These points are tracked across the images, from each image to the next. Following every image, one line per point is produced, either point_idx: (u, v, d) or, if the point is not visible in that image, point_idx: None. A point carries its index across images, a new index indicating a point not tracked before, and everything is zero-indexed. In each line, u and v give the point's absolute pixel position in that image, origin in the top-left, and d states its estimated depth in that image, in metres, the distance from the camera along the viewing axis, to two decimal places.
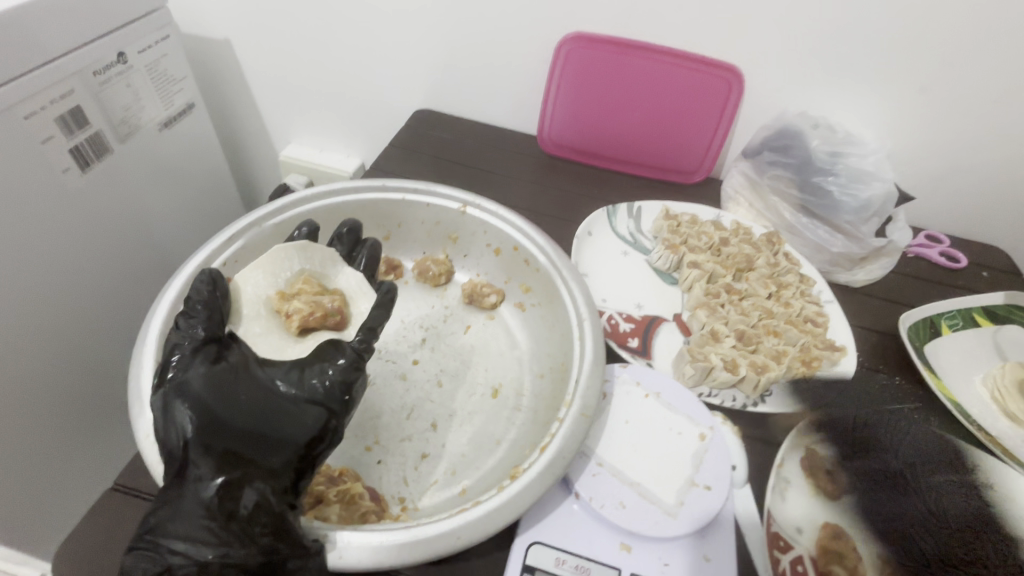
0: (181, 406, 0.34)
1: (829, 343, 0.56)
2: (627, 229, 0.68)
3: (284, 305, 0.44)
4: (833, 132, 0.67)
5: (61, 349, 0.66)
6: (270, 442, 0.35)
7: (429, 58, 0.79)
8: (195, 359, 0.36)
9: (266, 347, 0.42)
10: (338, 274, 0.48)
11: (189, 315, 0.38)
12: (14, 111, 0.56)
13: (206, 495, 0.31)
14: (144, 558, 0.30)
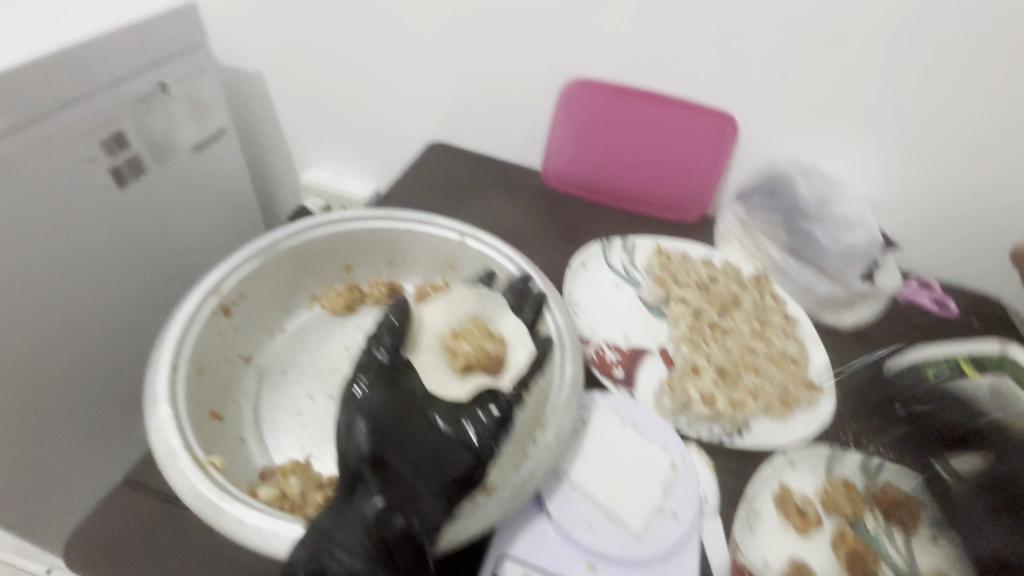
0: (362, 423, 0.42)
1: (808, 383, 0.58)
2: (620, 263, 0.71)
3: (454, 343, 0.51)
4: (822, 178, 0.69)
5: (81, 351, 0.71)
6: (432, 470, 0.41)
7: (445, 97, 0.85)
8: (375, 383, 0.46)
9: (434, 381, 0.49)
10: (504, 320, 0.53)
11: (376, 341, 0.49)
12: (64, 134, 0.63)
13: (369, 510, 0.38)
14: (308, 555, 0.36)
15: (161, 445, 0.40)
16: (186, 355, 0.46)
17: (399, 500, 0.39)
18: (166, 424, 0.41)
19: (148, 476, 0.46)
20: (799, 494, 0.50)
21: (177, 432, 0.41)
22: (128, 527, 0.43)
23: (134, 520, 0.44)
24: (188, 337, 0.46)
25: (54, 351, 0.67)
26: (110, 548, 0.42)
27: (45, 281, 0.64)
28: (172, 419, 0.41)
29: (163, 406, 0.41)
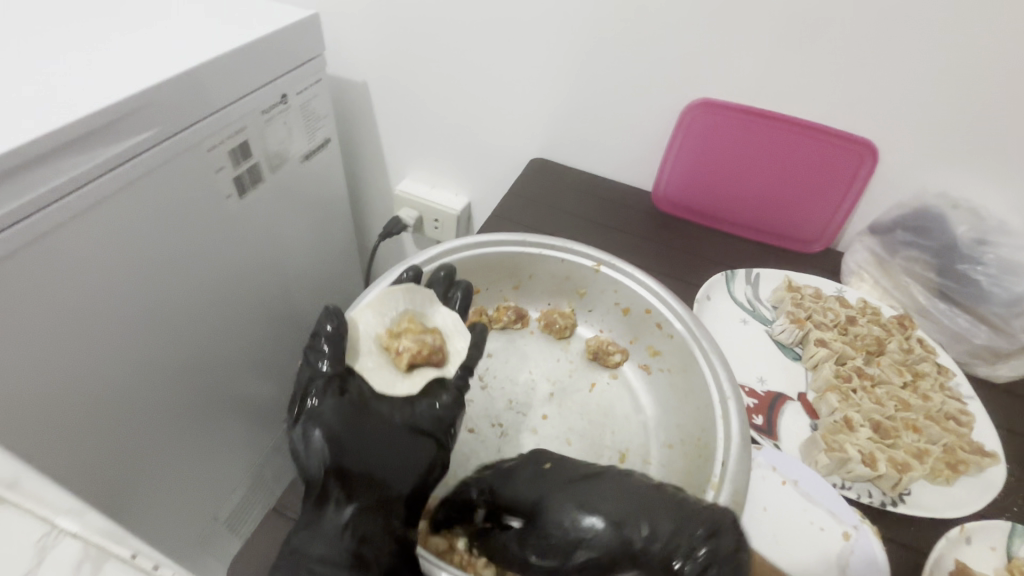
0: (319, 431, 0.40)
1: (978, 446, 0.52)
2: (746, 296, 0.67)
3: (393, 343, 0.49)
4: (981, 218, 0.64)
5: (197, 354, 0.72)
6: (387, 474, 0.41)
7: (554, 113, 0.82)
8: (327, 391, 0.43)
9: (378, 380, 0.46)
10: (435, 313, 0.52)
11: (316, 351, 0.45)
12: (201, 145, 0.64)
13: (342, 520, 0.38)
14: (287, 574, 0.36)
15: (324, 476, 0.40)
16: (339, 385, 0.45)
17: (372, 504, 0.39)
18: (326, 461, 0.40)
19: None
20: None
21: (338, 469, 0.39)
22: None
23: None
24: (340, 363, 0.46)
25: (176, 354, 0.69)
26: None
27: (176, 286, 0.66)
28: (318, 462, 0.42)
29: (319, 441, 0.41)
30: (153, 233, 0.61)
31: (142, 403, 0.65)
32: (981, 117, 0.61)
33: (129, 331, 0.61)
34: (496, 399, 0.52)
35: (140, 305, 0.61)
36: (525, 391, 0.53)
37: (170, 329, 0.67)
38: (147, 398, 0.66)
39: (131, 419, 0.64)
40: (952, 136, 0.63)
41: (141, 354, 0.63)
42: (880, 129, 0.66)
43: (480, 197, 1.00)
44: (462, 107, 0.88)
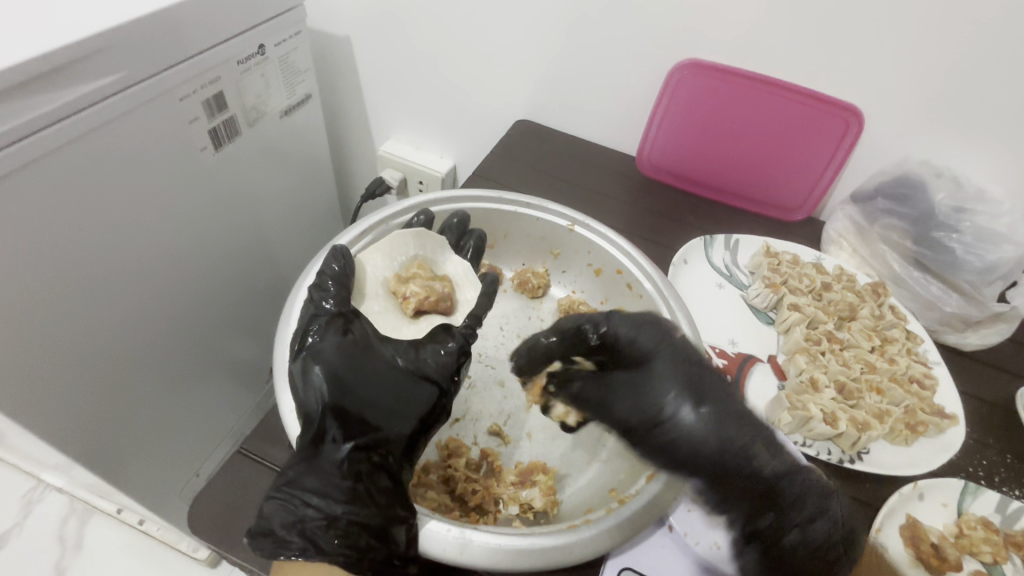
0: (316, 368, 0.37)
1: (937, 408, 0.53)
2: (723, 260, 0.67)
3: (401, 287, 0.47)
4: (960, 185, 0.63)
5: (175, 309, 0.72)
6: (390, 414, 0.38)
7: (539, 72, 0.80)
8: (329, 329, 0.40)
9: (384, 324, 0.46)
10: (446, 261, 0.51)
11: (322, 289, 0.42)
12: (172, 92, 0.62)
13: (338, 456, 0.36)
14: (280, 506, 0.34)
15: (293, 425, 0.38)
16: None
17: (371, 444, 0.37)
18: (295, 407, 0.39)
19: (261, 448, 0.43)
20: (935, 532, 0.45)
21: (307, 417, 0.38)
22: (236, 497, 0.41)
23: (241, 492, 0.41)
24: None
25: (152, 308, 0.68)
26: (218, 522, 0.39)
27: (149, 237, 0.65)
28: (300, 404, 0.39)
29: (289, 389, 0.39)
30: (122, 182, 0.59)
31: (120, 357, 0.65)
32: (970, 82, 0.60)
33: (102, 282, 0.60)
34: None
35: (112, 255, 0.60)
36: (495, 345, 0.54)
37: (146, 282, 0.66)
38: (124, 352, 0.65)
39: (110, 372, 0.64)
40: (940, 102, 0.62)
41: (115, 305, 0.62)
42: (868, 94, 0.64)
43: (464, 160, 0.99)
44: (447, 65, 0.86)
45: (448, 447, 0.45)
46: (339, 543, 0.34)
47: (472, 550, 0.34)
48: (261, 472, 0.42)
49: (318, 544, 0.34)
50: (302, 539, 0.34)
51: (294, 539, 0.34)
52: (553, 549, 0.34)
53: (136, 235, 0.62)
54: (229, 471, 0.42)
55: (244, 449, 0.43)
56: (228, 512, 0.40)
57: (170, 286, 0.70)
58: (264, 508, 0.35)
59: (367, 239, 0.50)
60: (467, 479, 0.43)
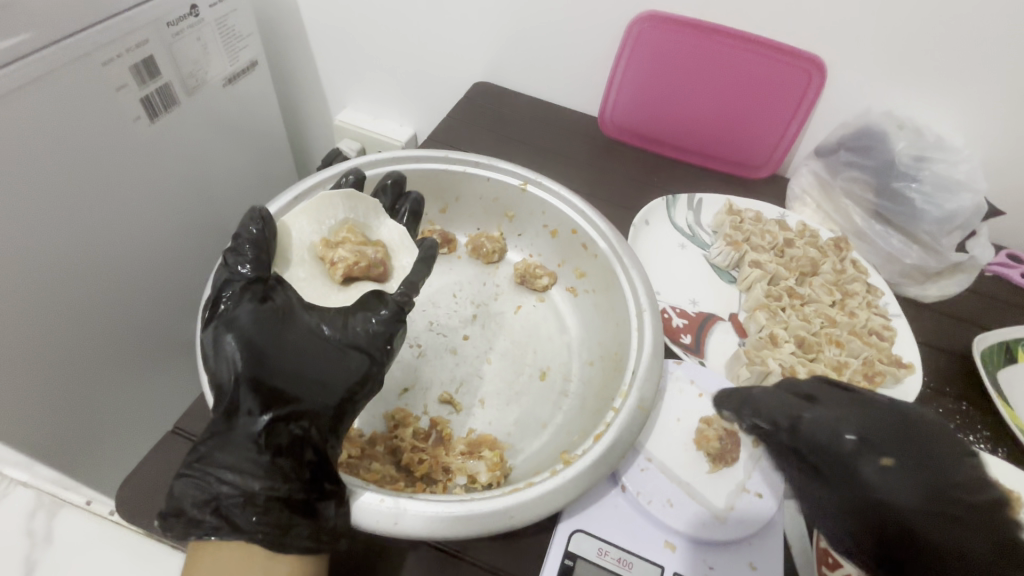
0: (230, 339, 0.36)
1: (895, 358, 0.53)
2: (685, 221, 0.65)
3: (329, 253, 0.45)
4: (921, 135, 0.62)
5: (131, 297, 0.67)
6: (313, 382, 0.36)
7: (496, 30, 0.76)
8: (244, 297, 0.38)
9: (311, 292, 0.44)
10: (381, 226, 0.49)
11: (237, 253, 0.40)
12: (92, 57, 0.56)
13: (255, 430, 0.34)
14: (193, 484, 0.32)
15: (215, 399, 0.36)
16: None
17: (291, 415, 0.35)
18: None
19: (198, 426, 0.41)
20: None
21: None
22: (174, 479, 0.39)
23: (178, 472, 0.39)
24: None
25: (105, 297, 0.63)
26: (156, 505, 0.38)
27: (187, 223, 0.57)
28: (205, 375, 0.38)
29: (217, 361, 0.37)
30: (50, 160, 0.53)
31: (72, 351, 0.60)
32: (934, 29, 0.58)
33: (42, 271, 0.54)
34: (416, 321, 0.51)
35: (49, 242, 0.55)
36: (447, 312, 0.52)
37: (96, 269, 0.61)
38: (77, 345, 0.60)
39: (63, 368, 0.59)
40: (901, 50, 0.60)
41: (67, 296, 0.57)
42: (829, 44, 0.62)
43: (424, 128, 0.95)
44: (399, 26, 0.81)
45: (393, 418, 0.44)
46: (257, 520, 0.31)
47: (409, 520, 0.33)
48: None
49: (233, 522, 0.31)
50: (216, 517, 0.32)
51: (206, 517, 0.32)
52: (491, 516, 0.33)
53: (78, 218, 0.57)
54: (162, 451, 0.40)
55: (179, 428, 0.41)
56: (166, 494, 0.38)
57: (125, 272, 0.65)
58: (176, 486, 0.33)
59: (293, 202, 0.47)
60: (414, 450, 0.42)
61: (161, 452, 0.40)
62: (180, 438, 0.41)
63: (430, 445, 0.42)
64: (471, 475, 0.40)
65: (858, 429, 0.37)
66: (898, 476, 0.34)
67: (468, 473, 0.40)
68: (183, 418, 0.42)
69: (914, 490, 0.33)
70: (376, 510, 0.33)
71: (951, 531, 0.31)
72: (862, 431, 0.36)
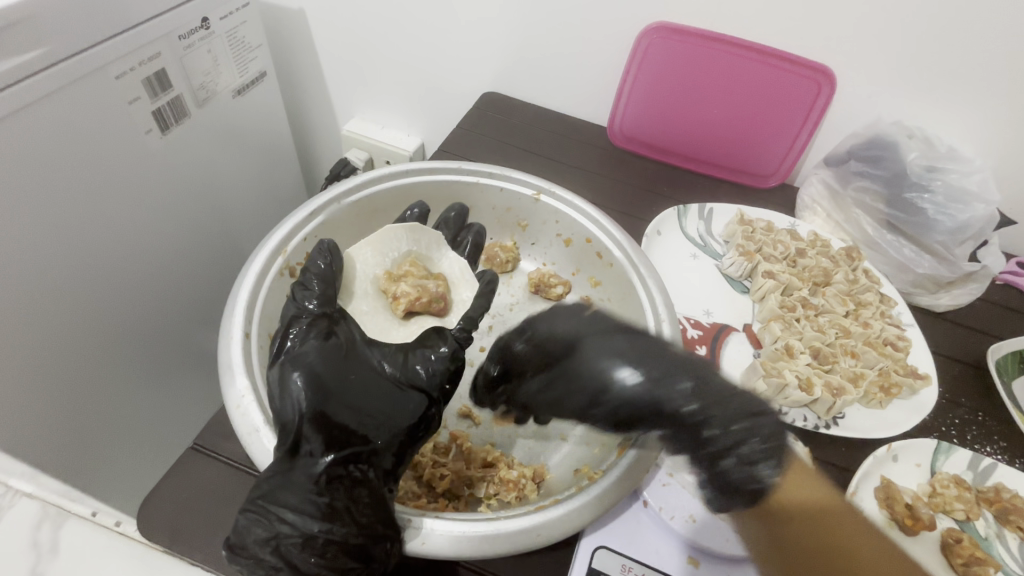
0: (296, 376, 0.32)
1: (910, 369, 0.53)
2: (697, 230, 0.66)
3: (392, 286, 0.46)
4: (932, 144, 0.62)
5: (142, 310, 0.67)
6: (376, 421, 0.33)
7: (505, 40, 0.76)
8: (310, 332, 0.35)
9: (373, 325, 0.44)
10: (442, 259, 0.49)
11: (304, 288, 0.38)
12: (105, 70, 0.56)
13: (316, 471, 0.30)
14: (254, 521, 0.29)
15: (241, 421, 0.34)
16: (256, 323, 0.40)
17: (354, 456, 0.31)
18: (245, 399, 0.35)
19: (216, 443, 0.41)
20: (907, 493, 0.45)
21: (258, 409, 0.35)
22: (194, 494, 0.39)
23: (199, 487, 0.39)
24: (258, 299, 0.41)
25: (116, 309, 0.63)
26: (176, 520, 0.37)
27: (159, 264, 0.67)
28: (252, 393, 0.35)
29: (240, 378, 0.36)
30: (63, 175, 0.53)
31: (83, 365, 0.60)
32: (945, 40, 0.58)
33: (55, 286, 0.54)
34: None
35: (61, 257, 0.54)
36: None
37: (108, 282, 0.60)
38: (87, 359, 0.60)
39: (73, 381, 0.59)
40: (913, 58, 0.61)
41: (75, 308, 0.57)
42: (840, 55, 0.63)
43: (432, 137, 0.96)
44: (408, 37, 0.81)
45: None
46: (316, 563, 0.29)
47: (435, 538, 0.33)
48: (219, 464, 0.40)
49: (292, 563, 0.29)
50: (275, 557, 0.28)
51: (266, 557, 0.29)
52: (518, 535, 0.33)
53: (90, 232, 0.57)
54: (183, 468, 0.40)
55: (199, 444, 0.41)
56: (187, 509, 0.38)
57: (138, 286, 0.65)
58: (237, 523, 0.29)
59: (351, 227, 0.51)
60: (435, 464, 0.42)
61: (182, 468, 0.40)
62: (199, 454, 0.41)
63: (451, 459, 0.42)
64: (496, 490, 0.40)
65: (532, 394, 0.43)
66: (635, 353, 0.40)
67: (493, 487, 0.40)
68: (202, 434, 0.42)
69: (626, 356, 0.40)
70: (403, 527, 0.33)
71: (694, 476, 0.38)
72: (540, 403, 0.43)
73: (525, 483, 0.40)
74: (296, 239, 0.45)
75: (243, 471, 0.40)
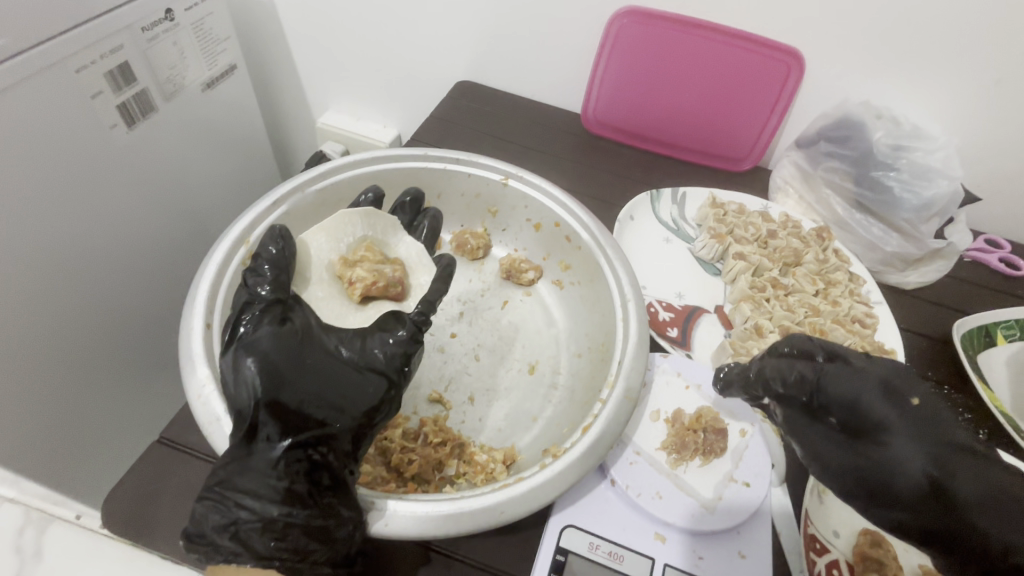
0: (250, 363, 0.32)
1: (878, 345, 0.53)
2: (670, 215, 0.66)
3: (348, 271, 0.45)
4: (898, 123, 0.62)
5: (112, 309, 0.66)
6: (334, 405, 0.33)
7: (476, 28, 0.76)
8: (264, 318, 0.35)
9: (329, 311, 0.43)
10: (399, 244, 0.49)
11: (256, 275, 0.37)
12: (65, 64, 0.55)
13: (274, 455, 0.30)
14: (211, 509, 0.29)
15: (202, 411, 0.34)
16: (218, 313, 0.40)
17: (312, 440, 0.32)
18: (205, 389, 0.35)
19: (184, 435, 0.41)
20: None
21: (219, 398, 0.35)
22: (160, 488, 0.38)
23: (165, 481, 0.39)
24: (220, 290, 0.41)
25: (85, 308, 0.62)
26: (141, 514, 0.37)
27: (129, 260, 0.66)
28: (212, 383, 0.35)
29: (200, 368, 0.36)
30: (23, 173, 0.52)
31: (55, 366, 0.59)
32: (910, 19, 0.59)
33: (22, 287, 0.54)
34: None
35: (24, 256, 0.53)
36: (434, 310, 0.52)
37: (78, 281, 0.60)
38: (59, 360, 0.59)
39: (42, 382, 0.58)
40: (878, 39, 0.61)
41: (41, 308, 0.56)
42: (808, 36, 0.63)
43: (408, 128, 0.95)
44: (378, 26, 0.80)
45: None
46: (276, 547, 0.29)
47: (398, 519, 0.33)
48: (186, 458, 0.40)
49: (252, 548, 0.29)
50: (234, 543, 0.29)
51: (225, 543, 0.29)
52: (481, 512, 0.34)
53: (53, 230, 0.56)
54: (150, 462, 0.40)
55: (166, 438, 0.41)
56: (152, 502, 0.38)
57: (109, 285, 0.64)
58: (194, 511, 0.29)
59: (312, 214, 0.50)
60: (404, 450, 0.42)
61: (148, 462, 0.40)
62: (166, 448, 0.41)
63: (419, 445, 0.42)
64: (464, 470, 0.41)
65: (861, 389, 0.33)
66: (917, 429, 0.31)
67: (461, 466, 0.41)
68: (170, 428, 0.42)
69: (931, 448, 0.31)
70: (366, 510, 0.33)
71: (978, 487, 0.30)
72: (867, 395, 0.32)
73: (493, 466, 0.41)
74: (258, 228, 0.45)
75: (210, 464, 0.40)
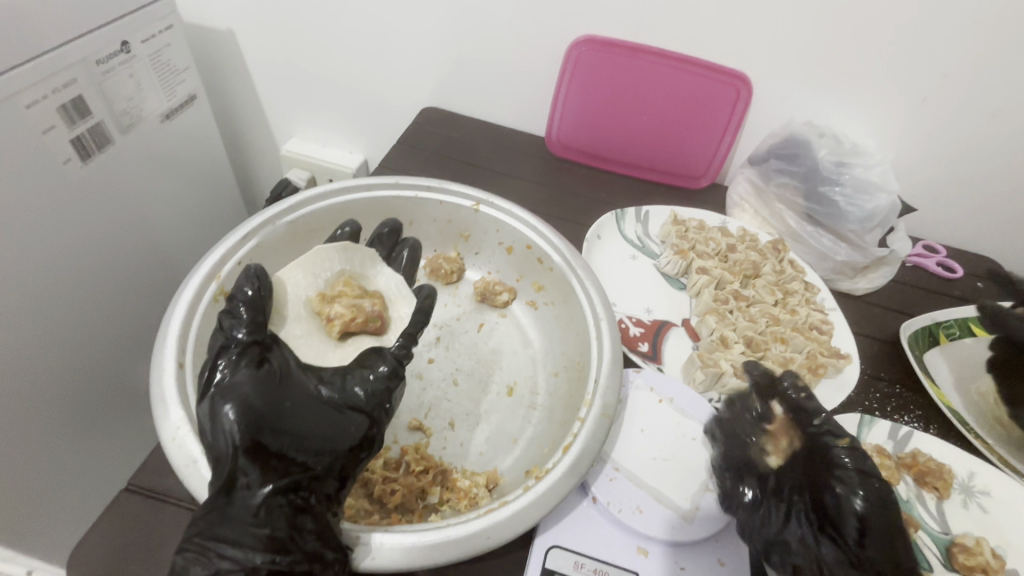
0: (229, 410, 0.31)
1: (834, 350, 0.57)
2: (635, 233, 0.68)
3: (326, 307, 0.45)
4: (839, 142, 0.67)
5: (68, 351, 0.63)
6: (315, 446, 0.33)
7: (439, 56, 0.77)
8: (241, 361, 0.34)
9: (307, 349, 0.43)
10: (378, 275, 0.49)
11: (232, 317, 0.37)
12: (15, 99, 0.53)
13: (254, 502, 0.30)
14: (192, 560, 0.29)
15: (177, 455, 0.34)
16: (190, 353, 0.39)
17: (294, 485, 0.31)
18: (180, 432, 0.34)
19: (155, 481, 0.40)
20: None
21: (195, 440, 0.34)
22: (132, 539, 0.37)
23: (136, 530, 0.37)
24: (191, 328, 0.40)
25: (39, 352, 0.59)
26: (109, 568, 0.36)
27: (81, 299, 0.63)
28: (187, 425, 0.35)
29: (174, 411, 0.35)
30: None
31: (7, 414, 0.56)
32: (842, 46, 0.64)
33: None
34: None
35: None
36: None
37: (28, 323, 0.57)
38: (15, 410, 0.57)
39: None
40: (815, 64, 0.66)
41: None
42: (754, 63, 0.67)
43: (374, 153, 0.95)
44: (341, 55, 0.81)
45: None
46: None
47: (385, 553, 0.33)
48: (157, 505, 0.39)
49: None
50: None
51: None
52: (467, 540, 0.34)
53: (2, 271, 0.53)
54: (118, 512, 0.38)
55: (135, 485, 0.40)
56: (123, 555, 0.36)
57: (64, 326, 0.62)
58: (174, 564, 0.29)
59: (284, 246, 0.50)
60: (386, 480, 0.41)
61: (117, 513, 0.38)
62: (136, 495, 0.39)
63: (402, 474, 0.42)
64: (448, 498, 0.41)
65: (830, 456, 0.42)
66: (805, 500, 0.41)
67: (445, 495, 0.41)
68: (139, 474, 0.40)
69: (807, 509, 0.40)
70: (352, 546, 0.33)
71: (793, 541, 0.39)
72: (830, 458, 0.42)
73: (476, 492, 0.41)
74: (229, 263, 0.45)
75: (185, 508, 0.39)
